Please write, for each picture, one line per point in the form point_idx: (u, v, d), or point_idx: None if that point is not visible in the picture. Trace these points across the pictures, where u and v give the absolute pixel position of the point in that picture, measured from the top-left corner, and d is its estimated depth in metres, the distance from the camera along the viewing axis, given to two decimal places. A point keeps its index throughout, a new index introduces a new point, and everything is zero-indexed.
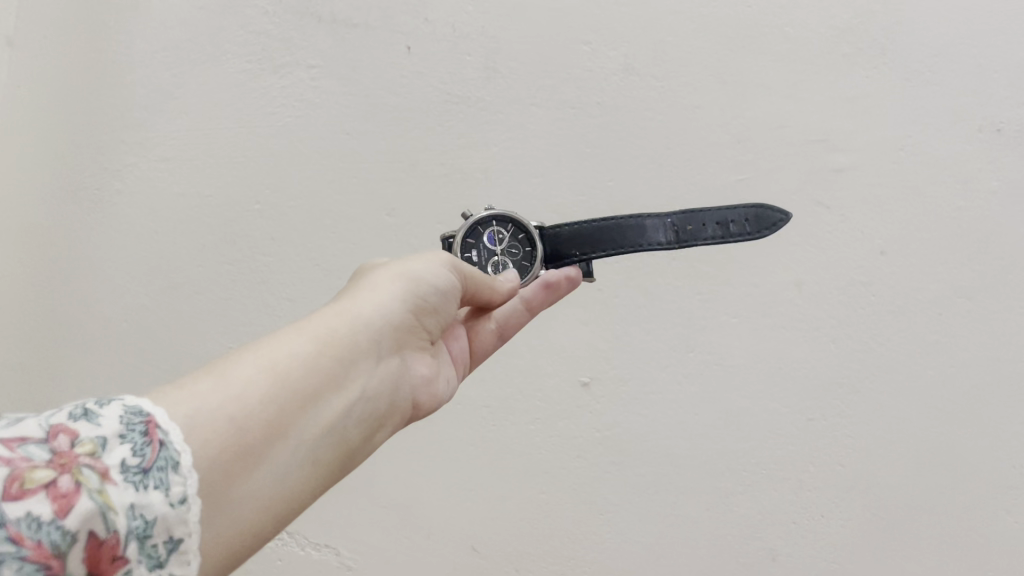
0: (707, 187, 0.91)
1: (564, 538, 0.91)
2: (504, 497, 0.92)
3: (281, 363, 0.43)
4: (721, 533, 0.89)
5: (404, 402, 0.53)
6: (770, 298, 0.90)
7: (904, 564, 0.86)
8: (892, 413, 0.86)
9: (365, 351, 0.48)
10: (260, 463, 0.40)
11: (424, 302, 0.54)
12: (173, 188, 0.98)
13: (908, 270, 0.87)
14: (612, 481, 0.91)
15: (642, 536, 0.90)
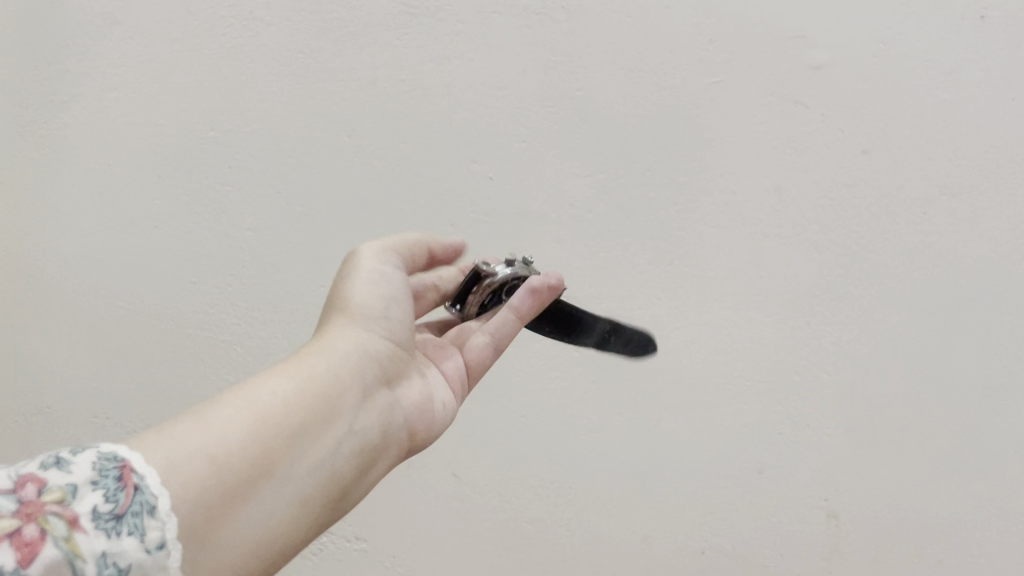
0: (682, 91, 0.69)
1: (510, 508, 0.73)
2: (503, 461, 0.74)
3: (258, 400, 0.38)
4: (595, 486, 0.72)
5: (410, 431, 0.46)
6: (750, 207, 0.69)
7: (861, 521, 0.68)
8: (884, 332, 0.67)
9: (352, 371, 0.42)
10: (250, 498, 0.35)
11: (401, 304, 0.48)
12: (123, 118, 0.80)
13: (892, 166, 0.66)
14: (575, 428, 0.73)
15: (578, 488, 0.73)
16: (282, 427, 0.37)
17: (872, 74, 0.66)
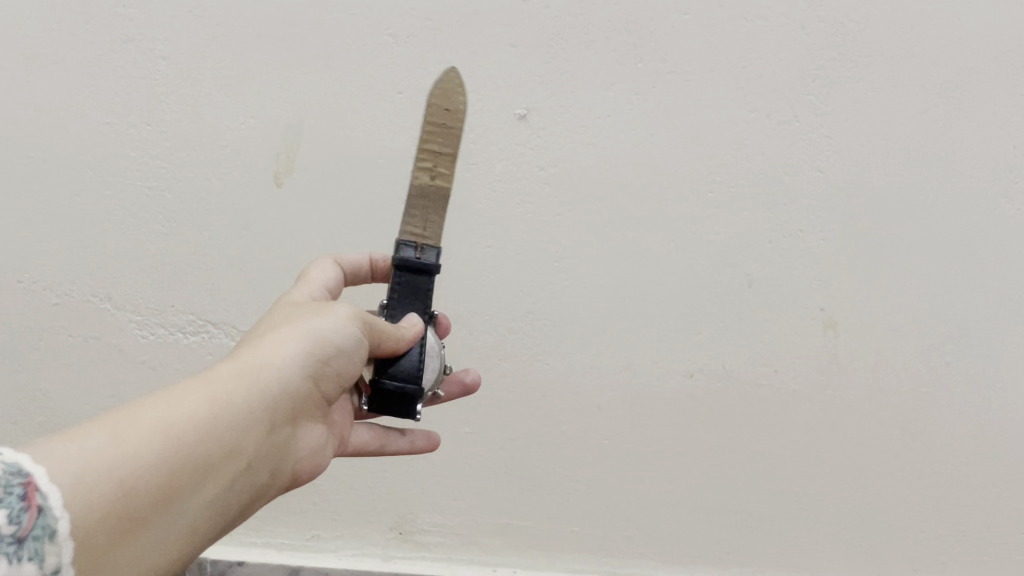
0: (762, 133, 0.65)
1: (564, 491, 0.74)
2: (534, 439, 0.72)
3: (170, 421, 0.37)
4: (756, 514, 0.72)
5: (290, 472, 0.47)
6: (808, 325, 0.68)
7: (965, 539, 0.71)
8: (1011, 312, 0.66)
9: (258, 416, 0.41)
10: (135, 533, 0.34)
11: (329, 366, 0.46)
12: (83, 143, 0.69)
13: (946, 276, 0.66)
14: (643, 397, 0.70)
15: (749, 514, 0.73)
16: (187, 461, 0.36)
17: (956, 178, 0.64)
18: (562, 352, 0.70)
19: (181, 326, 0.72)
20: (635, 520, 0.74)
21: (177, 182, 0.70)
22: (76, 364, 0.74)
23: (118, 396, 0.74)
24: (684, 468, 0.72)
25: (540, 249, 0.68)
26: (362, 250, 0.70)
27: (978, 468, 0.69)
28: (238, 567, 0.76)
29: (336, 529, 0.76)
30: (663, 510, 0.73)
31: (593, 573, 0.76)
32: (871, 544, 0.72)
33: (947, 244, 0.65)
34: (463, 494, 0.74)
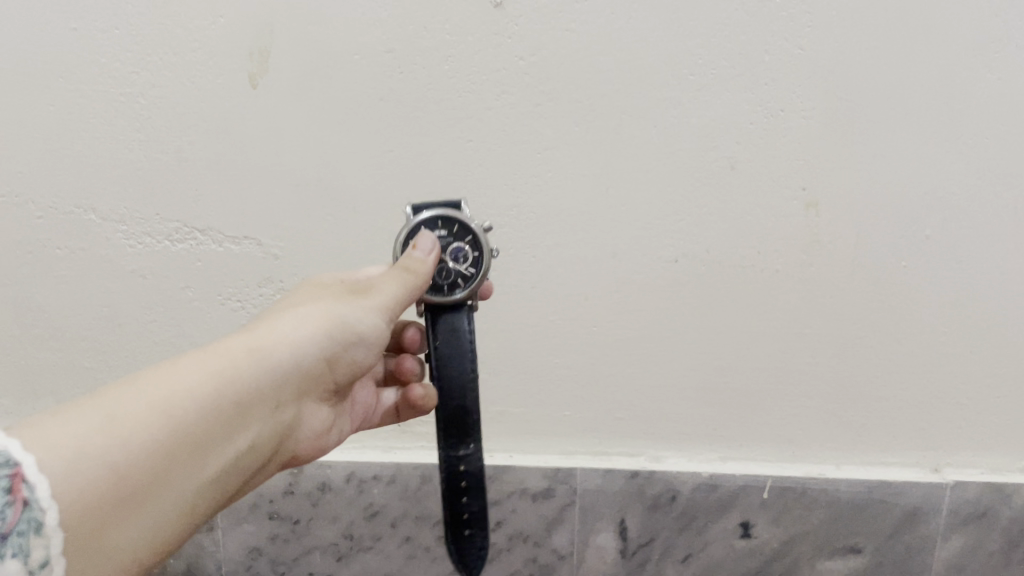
0: (745, 15, 0.63)
1: (554, 376, 0.76)
2: (523, 329, 0.74)
3: (177, 401, 0.39)
4: (739, 390, 0.75)
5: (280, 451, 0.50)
6: (788, 204, 0.68)
7: (939, 408, 0.74)
8: (988, 188, 0.67)
9: (263, 399, 0.44)
10: (144, 508, 0.37)
11: (336, 352, 0.50)
12: (49, 49, 0.67)
13: (926, 152, 0.66)
14: (626, 283, 0.72)
15: (733, 390, 0.75)
16: (193, 441, 0.39)
17: (940, 53, 0.63)
18: (548, 242, 0.71)
19: (167, 234, 0.72)
20: (623, 403, 0.76)
21: (149, 88, 0.68)
22: (65, 277, 0.73)
23: (109, 309, 0.74)
24: (670, 352, 0.74)
25: (523, 140, 0.68)
26: (344, 152, 0.69)
27: (953, 338, 0.71)
28: None
29: None
30: (650, 390, 0.76)
31: (585, 454, 0.78)
32: (853, 414, 0.75)
33: (926, 120, 0.65)
34: None
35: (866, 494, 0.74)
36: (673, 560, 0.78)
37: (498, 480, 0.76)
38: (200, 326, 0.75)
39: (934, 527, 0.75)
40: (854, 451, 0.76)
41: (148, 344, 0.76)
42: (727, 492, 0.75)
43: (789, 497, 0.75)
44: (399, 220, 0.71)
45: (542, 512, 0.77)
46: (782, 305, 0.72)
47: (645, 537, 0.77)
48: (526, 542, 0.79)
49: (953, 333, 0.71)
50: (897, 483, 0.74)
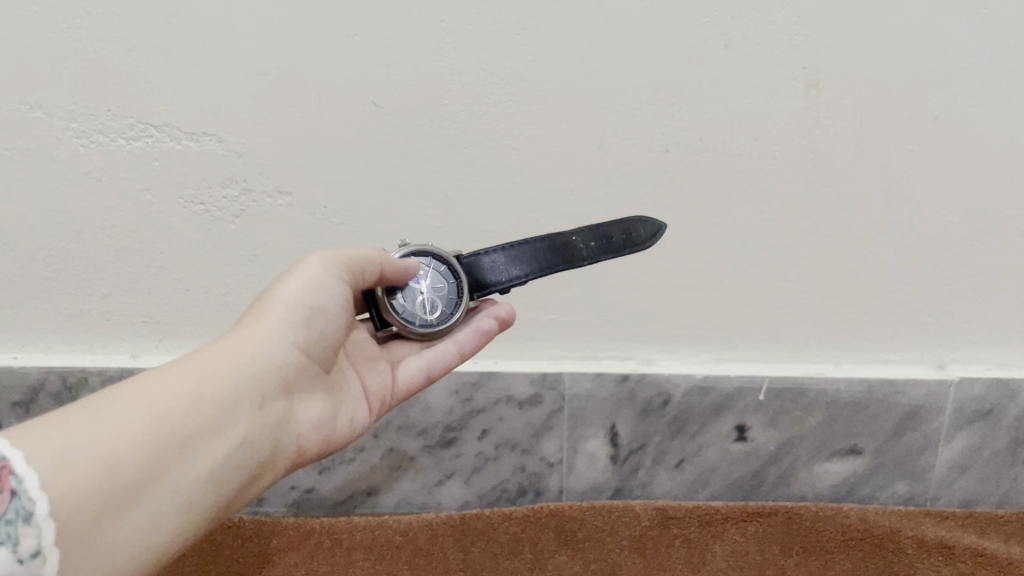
0: None
1: (541, 280, 0.71)
2: (506, 227, 0.70)
3: (152, 402, 0.38)
4: (734, 288, 0.71)
5: (292, 453, 0.46)
6: (788, 84, 0.63)
7: (944, 303, 0.70)
8: (1006, 62, 0.61)
9: (249, 387, 0.42)
10: (132, 506, 0.35)
11: (323, 327, 0.47)
12: None
13: (939, 23, 0.60)
14: (613, 175, 0.67)
15: (729, 289, 0.71)
16: (176, 435, 0.38)
17: None
18: (530, 133, 0.66)
19: (120, 132, 0.66)
20: (612, 305, 0.72)
21: None
22: (13, 181, 0.67)
23: (64, 214, 0.68)
24: (662, 249, 0.69)
25: (501, 19, 0.62)
26: (304, 38, 0.62)
27: (962, 227, 0.67)
28: None
29: None
30: (641, 291, 0.71)
31: (573, 358, 0.74)
32: (854, 310, 0.71)
33: None
34: None
35: (866, 393, 0.71)
36: (666, 465, 0.75)
37: (481, 386, 0.73)
38: (163, 230, 0.69)
39: (937, 426, 0.72)
40: (855, 348, 0.72)
41: (110, 252, 0.70)
42: (721, 394, 0.72)
43: (785, 399, 0.72)
44: (369, 112, 0.65)
45: (530, 419, 0.74)
46: (780, 195, 0.67)
47: (637, 442, 0.75)
48: (513, 450, 0.76)
49: (962, 222, 0.67)
50: (900, 381, 0.70)
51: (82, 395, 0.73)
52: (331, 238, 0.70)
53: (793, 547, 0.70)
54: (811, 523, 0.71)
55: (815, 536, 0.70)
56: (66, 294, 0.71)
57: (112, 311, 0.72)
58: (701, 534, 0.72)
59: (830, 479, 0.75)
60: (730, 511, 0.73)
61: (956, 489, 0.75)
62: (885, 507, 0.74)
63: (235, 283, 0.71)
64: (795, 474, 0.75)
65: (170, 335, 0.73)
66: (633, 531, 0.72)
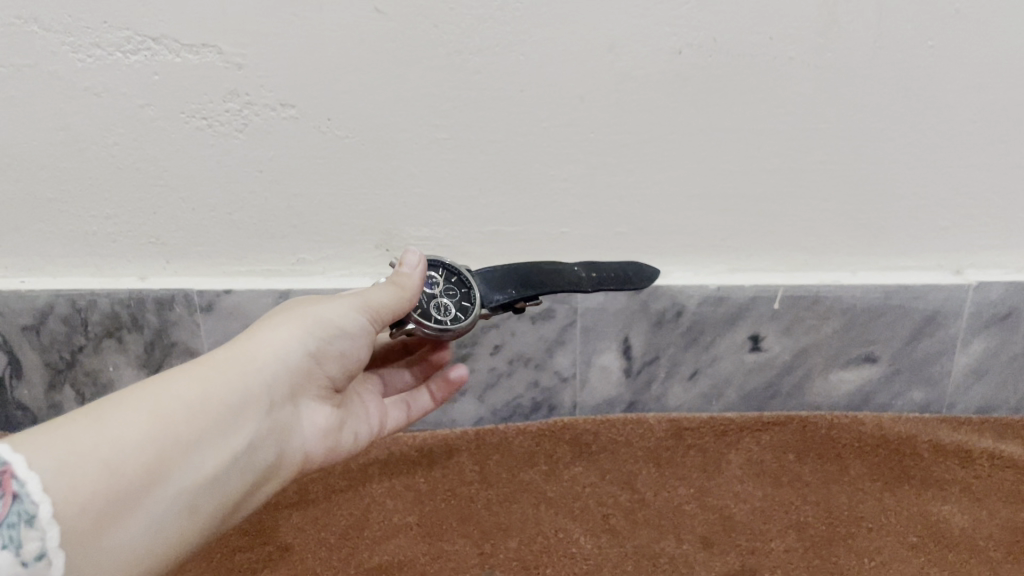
0: None
1: (553, 192, 0.69)
2: (518, 141, 0.67)
3: (161, 407, 0.40)
4: (751, 197, 0.69)
5: (293, 461, 0.50)
6: None
7: (963, 207, 0.69)
8: None
9: (252, 402, 0.45)
10: (133, 513, 0.37)
11: (331, 345, 0.51)
12: None
13: None
14: (627, 81, 0.65)
15: (745, 198, 0.69)
16: (183, 440, 0.40)
17: None
18: (540, 38, 0.63)
19: (118, 45, 0.63)
20: (625, 217, 0.70)
21: None
22: (12, 99, 0.65)
23: (66, 132, 0.67)
24: (678, 157, 0.68)
25: None
26: None
27: (983, 126, 0.65)
28: (224, 298, 0.71)
29: (322, 249, 0.72)
30: (656, 202, 0.70)
31: (586, 272, 0.73)
32: (871, 216, 0.70)
33: None
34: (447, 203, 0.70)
35: (884, 300, 0.70)
36: (680, 377, 0.75)
37: None
38: (165, 146, 0.67)
39: (954, 331, 0.71)
40: (872, 255, 0.71)
41: (113, 171, 0.68)
42: (736, 304, 0.71)
43: (801, 307, 0.71)
44: (372, 18, 0.62)
45: (543, 334, 0.74)
46: (798, 98, 0.65)
47: (650, 354, 0.74)
48: (526, 365, 0.75)
49: (984, 122, 0.65)
50: (918, 286, 0.70)
51: (92, 318, 0.72)
52: (337, 151, 0.68)
53: (809, 455, 0.71)
54: (827, 432, 0.72)
55: (831, 445, 0.71)
56: (72, 215, 0.70)
57: (119, 232, 0.71)
58: (715, 444, 0.72)
59: (845, 387, 0.74)
60: (746, 421, 0.74)
61: (973, 395, 0.74)
62: (901, 414, 0.74)
63: (241, 200, 0.70)
64: (810, 383, 0.74)
65: (178, 255, 0.72)
66: (649, 443, 0.73)
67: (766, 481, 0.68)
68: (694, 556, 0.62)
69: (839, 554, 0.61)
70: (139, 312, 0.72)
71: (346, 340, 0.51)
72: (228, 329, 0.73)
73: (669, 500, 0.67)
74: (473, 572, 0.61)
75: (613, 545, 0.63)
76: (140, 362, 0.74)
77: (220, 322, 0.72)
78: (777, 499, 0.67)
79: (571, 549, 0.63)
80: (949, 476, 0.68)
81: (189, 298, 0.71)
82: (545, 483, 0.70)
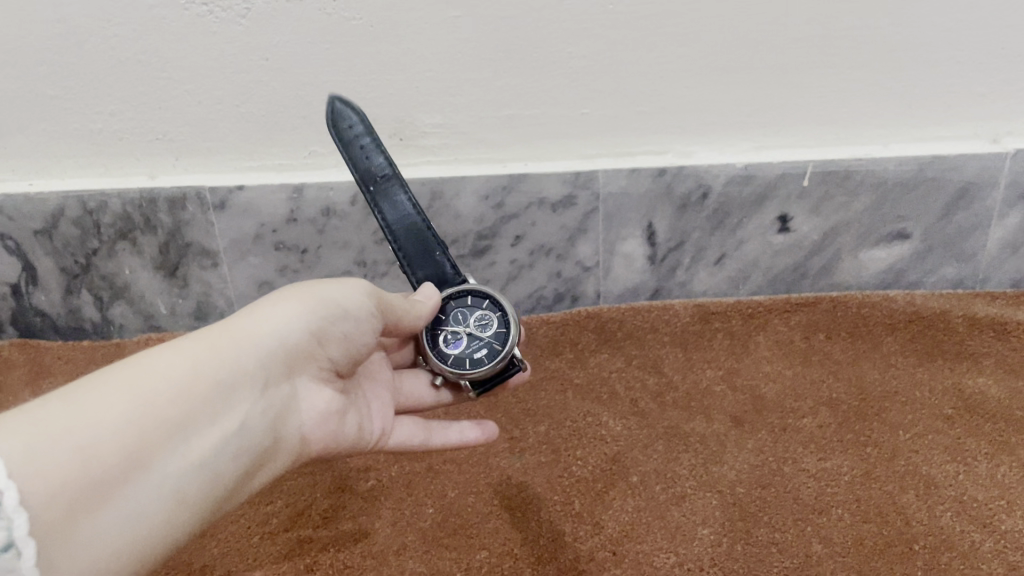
0: None
1: (572, 73, 0.66)
2: (534, 16, 0.63)
3: (147, 383, 0.37)
4: (781, 69, 0.66)
5: (287, 447, 0.45)
6: None
7: (1002, 70, 0.66)
8: None
9: (250, 379, 0.41)
10: (73, 525, 0.32)
11: (331, 330, 0.46)
12: None
13: None
14: None
15: (775, 70, 0.66)
16: (166, 422, 0.37)
17: None
18: None
19: None
20: (648, 95, 0.67)
21: None
22: None
23: (60, 26, 0.63)
24: (705, 29, 0.64)
25: None
26: None
27: None
28: (237, 194, 0.69)
29: (333, 141, 0.69)
30: (681, 78, 0.66)
31: (608, 156, 0.70)
32: (906, 84, 0.67)
33: None
34: (462, 87, 0.67)
35: (917, 172, 0.68)
36: (706, 262, 0.74)
37: (512, 189, 0.70)
38: (165, 36, 0.64)
39: (990, 202, 0.69)
40: (906, 126, 0.69)
41: (113, 65, 0.65)
42: (763, 183, 0.69)
43: (830, 184, 0.69)
44: None
45: (565, 223, 0.72)
46: None
47: (675, 239, 0.72)
48: (548, 255, 0.74)
49: None
50: (953, 157, 0.67)
51: (104, 221, 0.71)
52: (344, 34, 0.64)
53: (839, 334, 0.70)
54: (858, 310, 0.71)
55: (862, 322, 0.70)
56: (75, 113, 0.68)
57: (124, 129, 0.69)
58: (743, 326, 0.72)
59: (875, 265, 0.73)
60: (774, 303, 0.73)
61: (1006, 269, 0.73)
62: (932, 291, 0.73)
63: (248, 91, 0.67)
64: (839, 263, 0.73)
65: (188, 153, 0.70)
66: (674, 328, 0.72)
67: (796, 360, 0.68)
68: (726, 434, 0.62)
69: (871, 427, 0.61)
70: (151, 213, 0.70)
71: (344, 323, 0.47)
72: (242, 226, 0.71)
73: (697, 383, 0.67)
74: (502, 457, 0.61)
75: (642, 427, 0.63)
76: (155, 264, 0.73)
77: (234, 220, 0.71)
78: (807, 378, 0.66)
79: (601, 431, 0.63)
80: (982, 349, 0.67)
81: (200, 195, 0.69)
82: (572, 370, 0.69)
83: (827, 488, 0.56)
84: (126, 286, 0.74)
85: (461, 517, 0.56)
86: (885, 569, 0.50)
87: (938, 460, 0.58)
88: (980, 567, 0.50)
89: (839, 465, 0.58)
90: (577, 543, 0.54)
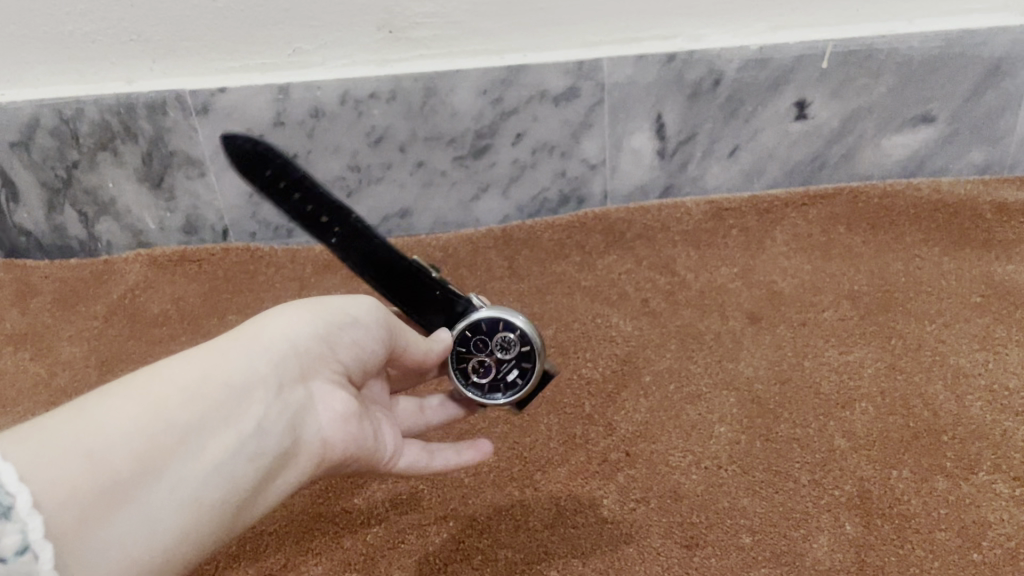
0: None
1: None
2: None
3: (155, 387, 0.32)
4: None
5: (313, 452, 0.38)
6: None
7: None
8: None
9: (265, 381, 0.36)
10: (84, 539, 0.28)
11: (343, 338, 0.40)
12: None
13: None
14: None
15: None
16: (176, 429, 0.32)
17: None
18: None
19: None
20: None
21: None
22: None
23: None
24: None
25: None
26: None
27: None
28: (219, 97, 0.65)
29: (318, 39, 0.65)
30: None
31: (612, 44, 0.66)
32: None
33: None
34: None
35: (944, 48, 0.64)
36: (719, 155, 0.70)
37: (513, 83, 0.66)
38: None
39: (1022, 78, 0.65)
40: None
41: None
42: (779, 66, 0.65)
43: (851, 64, 0.64)
44: None
45: (568, 117, 0.68)
46: None
47: (686, 132, 0.68)
48: (552, 154, 0.70)
49: None
50: (983, 30, 0.63)
51: (82, 131, 0.67)
52: None
53: (860, 226, 0.66)
54: (879, 202, 0.68)
55: (884, 214, 0.67)
56: (43, 14, 0.64)
57: (96, 31, 0.64)
58: (759, 223, 0.68)
59: (898, 152, 0.69)
60: (791, 197, 0.69)
61: None
62: (960, 177, 0.69)
63: None
64: (861, 151, 0.69)
65: (166, 54, 0.66)
66: (686, 227, 0.69)
67: (816, 255, 0.64)
68: (742, 331, 0.59)
69: (896, 320, 0.58)
70: (130, 120, 0.67)
71: (371, 333, 0.41)
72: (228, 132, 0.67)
73: (710, 281, 0.64)
74: None
75: (654, 327, 0.60)
76: (140, 176, 0.70)
77: (218, 124, 0.67)
78: (827, 272, 0.63)
79: (612, 333, 0.60)
80: (1013, 236, 0.64)
81: (180, 97, 0.65)
82: (579, 273, 0.66)
83: (851, 381, 0.53)
84: (112, 200, 0.71)
85: (467, 424, 0.54)
86: (911, 461, 0.47)
87: (968, 348, 0.55)
88: (1012, 455, 0.47)
89: (863, 357, 0.55)
90: (589, 444, 0.51)
